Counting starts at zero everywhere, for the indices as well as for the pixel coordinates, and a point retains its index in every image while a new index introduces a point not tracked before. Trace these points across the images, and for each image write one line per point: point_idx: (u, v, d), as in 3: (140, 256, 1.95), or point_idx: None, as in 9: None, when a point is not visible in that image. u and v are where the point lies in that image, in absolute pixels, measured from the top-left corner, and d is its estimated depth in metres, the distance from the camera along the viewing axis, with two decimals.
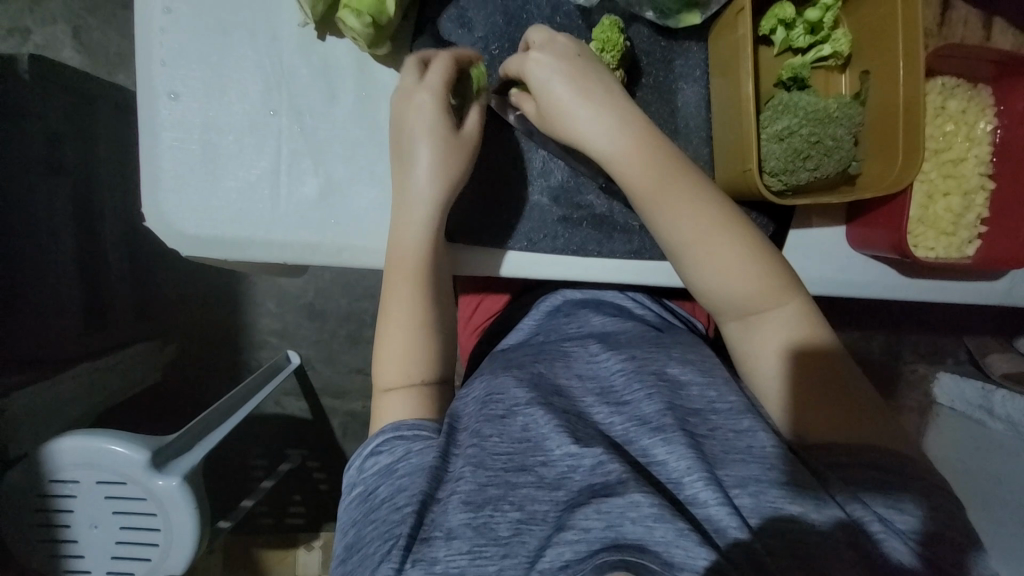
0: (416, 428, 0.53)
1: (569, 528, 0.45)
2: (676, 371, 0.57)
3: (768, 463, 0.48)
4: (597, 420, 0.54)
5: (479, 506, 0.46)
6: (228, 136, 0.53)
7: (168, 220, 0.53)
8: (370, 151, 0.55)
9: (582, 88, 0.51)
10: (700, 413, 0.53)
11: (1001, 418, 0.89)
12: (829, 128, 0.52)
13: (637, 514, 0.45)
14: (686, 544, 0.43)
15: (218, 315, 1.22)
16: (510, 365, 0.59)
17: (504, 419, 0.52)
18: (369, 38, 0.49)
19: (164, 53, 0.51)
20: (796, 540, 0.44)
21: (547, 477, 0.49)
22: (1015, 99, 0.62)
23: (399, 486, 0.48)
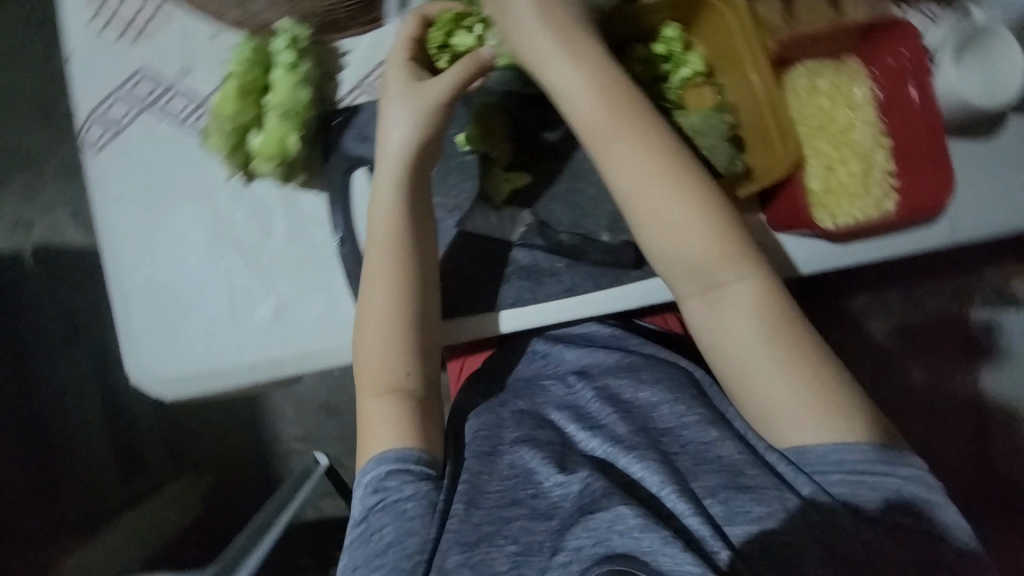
0: (423, 463, 0.53)
1: (563, 550, 0.46)
2: (644, 394, 0.58)
3: (736, 469, 0.49)
4: (579, 444, 0.55)
5: (473, 545, 0.48)
6: (187, 286, 0.60)
7: (150, 373, 0.60)
8: (310, 267, 0.61)
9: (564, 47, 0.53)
10: (671, 431, 0.54)
11: None
12: (700, 140, 0.59)
13: (623, 527, 0.45)
14: (671, 551, 0.43)
15: (243, 434, 1.27)
16: (494, 405, 0.60)
17: (495, 456, 0.54)
18: (283, 175, 0.57)
19: (122, 232, 0.60)
20: (770, 531, 0.45)
21: (540, 508, 0.50)
22: (884, 57, 0.65)
23: (409, 529, 0.50)
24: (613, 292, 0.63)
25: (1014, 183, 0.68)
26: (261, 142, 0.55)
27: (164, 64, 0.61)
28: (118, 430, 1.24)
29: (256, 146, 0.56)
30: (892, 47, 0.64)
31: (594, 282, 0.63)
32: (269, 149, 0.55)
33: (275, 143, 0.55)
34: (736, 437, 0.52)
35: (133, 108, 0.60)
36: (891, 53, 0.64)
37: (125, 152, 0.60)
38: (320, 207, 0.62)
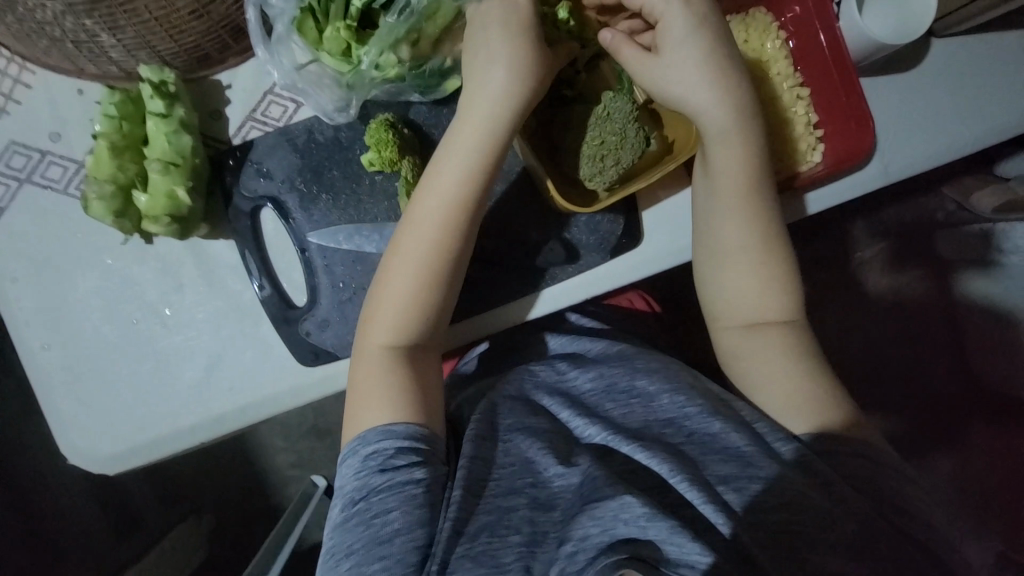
0: (430, 440, 0.51)
1: (569, 540, 0.47)
2: (643, 383, 0.59)
3: (745, 457, 0.50)
4: (578, 433, 0.56)
5: (473, 535, 0.48)
6: (106, 359, 0.58)
7: (89, 454, 0.58)
8: (233, 317, 0.59)
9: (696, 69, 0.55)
10: (675, 422, 0.55)
11: None
12: (609, 124, 0.54)
13: (629, 516, 0.46)
14: (679, 541, 0.45)
15: (236, 471, 1.26)
16: (490, 389, 0.60)
17: (502, 438, 0.54)
18: (178, 231, 0.54)
19: (25, 315, 0.57)
20: (762, 511, 0.47)
21: (540, 497, 0.51)
22: (789, 7, 0.65)
23: (418, 515, 0.48)
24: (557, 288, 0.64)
25: (945, 110, 0.67)
26: (147, 201, 0.53)
27: (34, 130, 0.57)
28: (108, 489, 1.23)
29: (143, 206, 0.53)
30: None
31: (529, 284, 0.63)
32: (156, 207, 0.53)
33: (163, 200, 0.53)
34: (732, 419, 0.53)
35: (11, 183, 0.57)
36: (796, 1, 0.64)
37: (12, 231, 0.57)
38: (230, 253, 0.59)
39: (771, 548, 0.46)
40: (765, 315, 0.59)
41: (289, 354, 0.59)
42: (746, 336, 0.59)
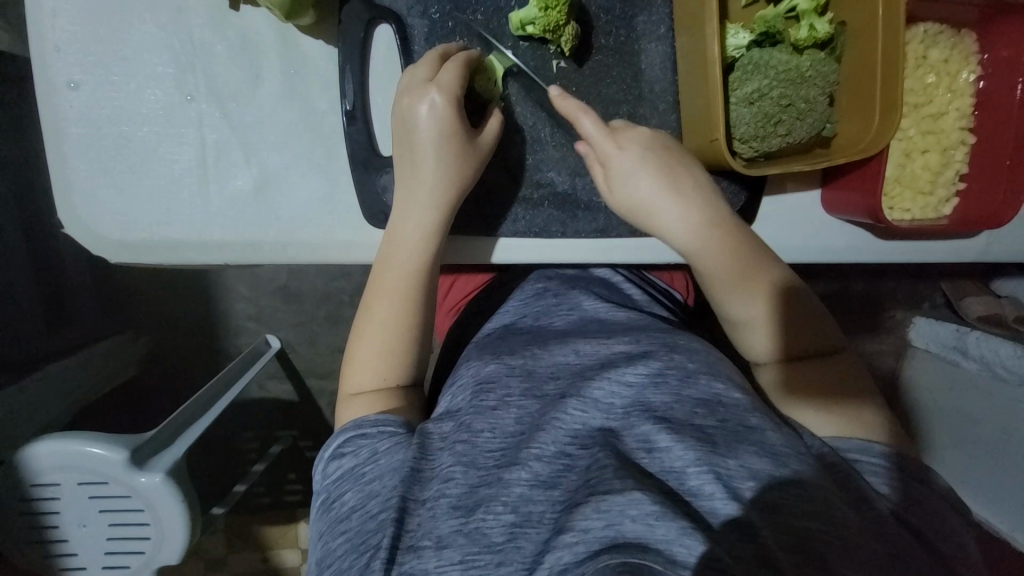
0: (381, 425, 0.52)
1: (568, 530, 0.43)
2: (682, 360, 0.55)
3: (779, 456, 0.47)
4: (598, 395, 0.52)
5: (469, 511, 0.46)
6: (145, 130, 0.48)
7: (90, 228, 0.49)
8: (306, 138, 0.50)
9: (658, 200, 0.52)
10: (711, 403, 0.51)
11: (974, 357, 0.91)
12: (801, 89, 0.49)
13: (637, 513, 0.42)
14: (688, 542, 0.41)
15: (191, 305, 1.17)
16: (501, 352, 0.59)
17: (496, 411, 0.52)
18: (286, 7, 0.44)
19: (57, 36, 0.46)
20: (796, 516, 0.43)
21: (542, 474, 0.48)
22: (1000, 45, 0.58)
23: (370, 493, 0.48)
24: (650, 245, 0.57)
25: None
26: None
27: None
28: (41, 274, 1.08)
29: None
30: (1014, 35, 0.57)
31: (629, 227, 0.56)
32: None
33: None
34: (777, 424, 0.51)
35: None
36: (1011, 41, 0.57)
37: None
38: (328, 62, 0.49)
39: (800, 555, 0.42)
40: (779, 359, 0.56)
41: (356, 202, 0.51)
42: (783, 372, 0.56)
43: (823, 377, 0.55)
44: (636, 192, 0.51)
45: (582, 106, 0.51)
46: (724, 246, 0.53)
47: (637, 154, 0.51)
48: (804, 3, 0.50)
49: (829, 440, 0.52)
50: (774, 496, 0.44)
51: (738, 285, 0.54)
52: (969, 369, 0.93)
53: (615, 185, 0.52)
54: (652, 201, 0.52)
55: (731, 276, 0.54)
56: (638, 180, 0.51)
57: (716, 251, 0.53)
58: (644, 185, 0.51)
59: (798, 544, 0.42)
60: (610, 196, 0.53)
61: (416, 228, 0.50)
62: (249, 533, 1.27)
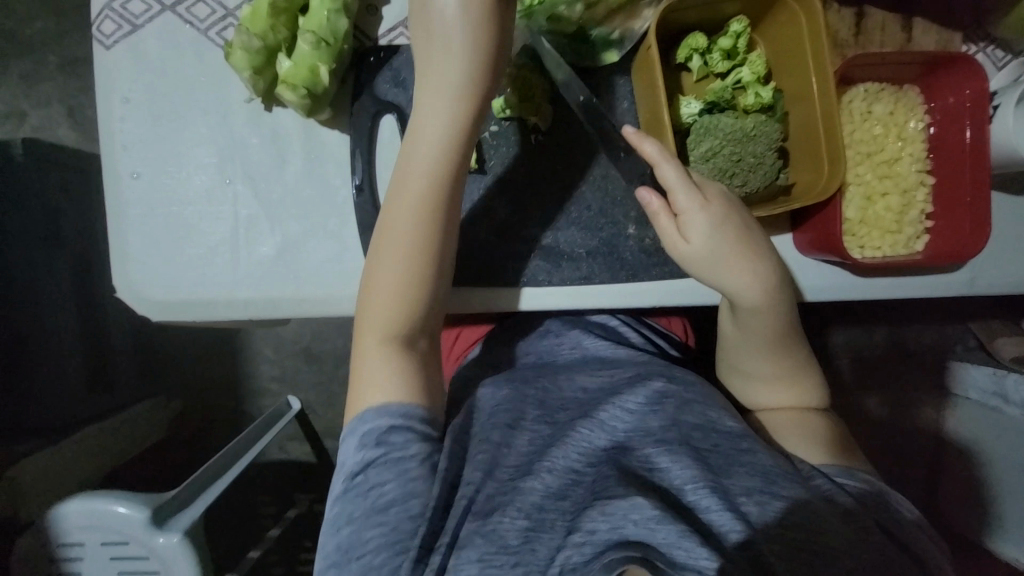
0: (425, 428, 0.51)
1: (578, 531, 0.46)
2: (679, 390, 0.55)
3: (771, 476, 0.48)
4: (602, 419, 0.53)
5: (487, 514, 0.47)
6: (189, 208, 0.58)
7: (137, 290, 0.57)
8: (322, 208, 0.58)
9: (733, 257, 0.54)
10: (705, 427, 0.51)
11: (1016, 402, 0.87)
12: (749, 146, 0.55)
13: (640, 516, 0.44)
14: (688, 545, 0.43)
15: (219, 367, 1.23)
16: (516, 377, 0.60)
17: (519, 428, 0.53)
18: (307, 107, 0.54)
19: (125, 139, 0.57)
20: (790, 530, 0.45)
21: (553, 485, 0.49)
22: (944, 95, 0.64)
23: (408, 491, 0.48)
24: (630, 289, 0.61)
25: None
26: (290, 67, 0.52)
27: None
28: (88, 341, 1.18)
29: (285, 70, 0.52)
30: (954, 86, 0.63)
31: (610, 274, 0.61)
32: (297, 76, 0.52)
33: (305, 71, 0.52)
34: (770, 450, 0.51)
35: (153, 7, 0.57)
36: (953, 91, 0.63)
37: (141, 54, 0.57)
38: (341, 146, 0.58)
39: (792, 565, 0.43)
40: (777, 402, 0.60)
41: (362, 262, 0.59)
42: (781, 413, 0.59)
43: (831, 426, 0.58)
44: (717, 244, 0.54)
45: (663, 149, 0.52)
46: (780, 305, 0.57)
47: (724, 211, 0.54)
48: (747, 76, 0.59)
49: (818, 464, 0.53)
50: (774, 517, 0.45)
51: (765, 346, 0.59)
52: (1014, 415, 0.87)
53: (693, 235, 0.54)
54: (728, 257, 0.54)
55: (759, 335, 0.58)
56: (722, 234, 0.54)
57: (757, 302, 0.56)
58: (723, 240, 0.54)
59: (790, 558, 0.43)
60: (686, 246, 0.54)
61: (412, 221, 0.52)
62: None
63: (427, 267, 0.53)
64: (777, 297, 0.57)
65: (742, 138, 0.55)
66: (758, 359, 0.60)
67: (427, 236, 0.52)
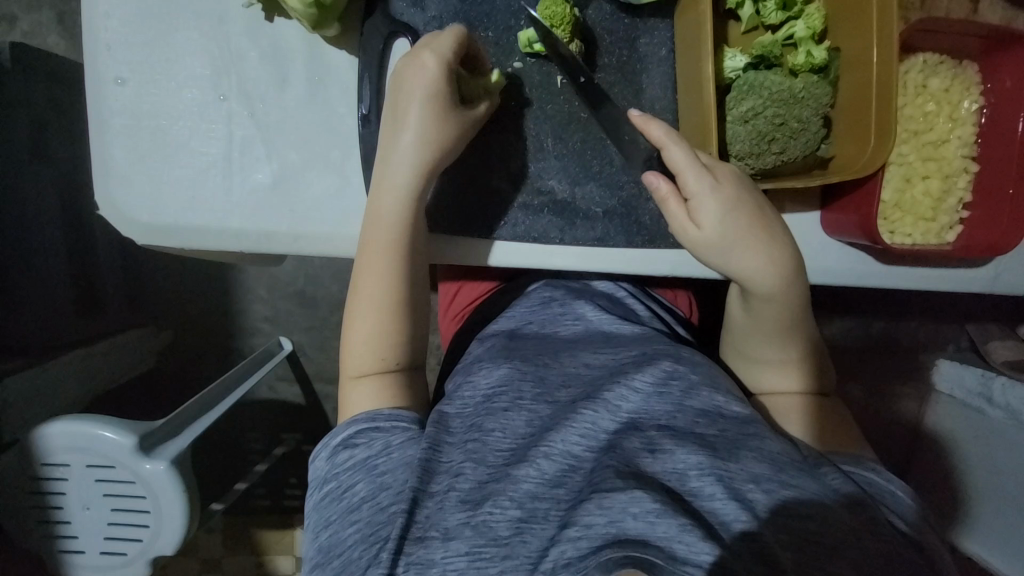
0: (394, 420, 0.53)
1: (573, 525, 0.44)
2: (686, 371, 0.55)
3: (780, 464, 0.47)
4: (608, 398, 0.53)
5: (475, 504, 0.47)
6: (179, 124, 0.53)
7: (121, 210, 0.53)
8: (324, 138, 0.54)
9: (744, 241, 0.52)
10: (711, 413, 0.51)
11: (1000, 406, 0.86)
12: (794, 109, 0.51)
13: (638, 509, 0.43)
14: (689, 540, 0.41)
15: (210, 302, 1.20)
16: (513, 355, 0.60)
17: (507, 413, 0.53)
18: (313, 18, 0.48)
19: (109, 38, 0.52)
20: (797, 524, 0.44)
21: (549, 472, 0.48)
22: (1004, 75, 0.59)
23: (381, 484, 0.49)
24: (647, 255, 0.58)
25: None
26: None
27: None
28: (74, 263, 1.14)
29: None
30: (1017, 65, 0.58)
31: (626, 237, 0.57)
32: None
33: None
34: (777, 435, 0.51)
35: None
36: (1014, 71, 0.58)
37: None
38: (348, 69, 0.53)
39: (799, 555, 0.42)
40: (781, 387, 0.59)
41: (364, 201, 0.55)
42: (782, 400, 0.59)
43: (828, 407, 0.58)
44: (728, 228, 0.51)
45: (671, 132, 0.51)
46: (790, 291, 0.54)
47: (737, 191, 0.51)
48: (802, 31, 0.53)
49: (828, 454, 0.53)
50: (780, 506, 0.45)
51: (776, 332, 0.57)
52: (993, 418, 0.87)
53: (704, 219, 0.51)
54: (740, 241, 0.52)
55: (771, 322, 0.56)
56: (734, 217, 0.51)
57: (769, 290, 0.54)
58: (734, 223, 0.51)
59: (796, 547, 0.43)
60: (696, 231, 0.52)
61: (394, 208, 0.52)
62: (244, 536, 1.26)
63: (405, 260, 0.54)
64: (789, 287, 0.54)
65: (786, 101, 0.51)
66: (766, 347, 0.58)
67: (400, 227, 0.53)
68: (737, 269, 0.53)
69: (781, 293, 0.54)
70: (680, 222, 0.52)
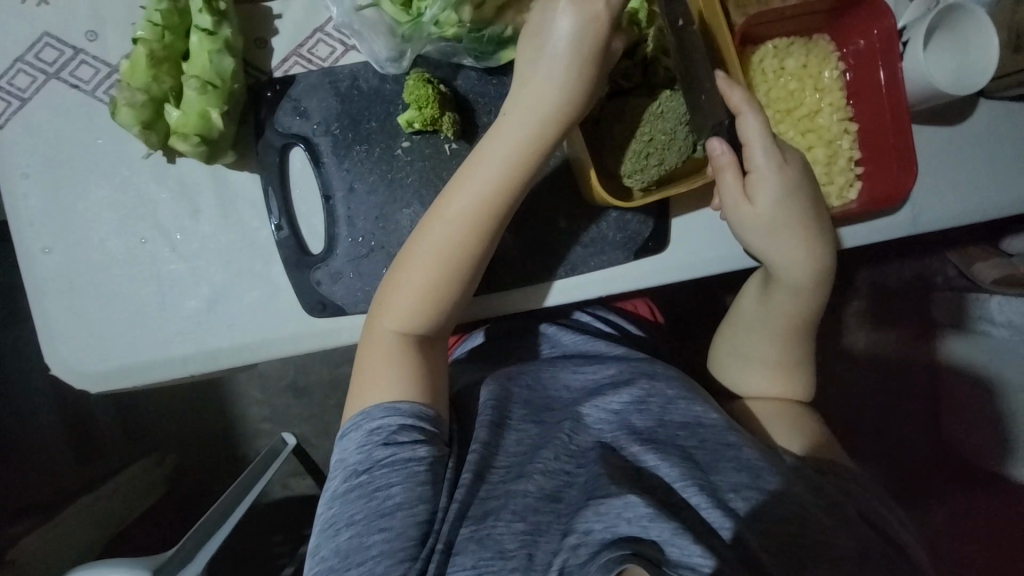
0: (434, 424, 0.50)
1: (574, 532, 0.47)
2: (662, 387, 0.56)
3: (756, 471, 0.50)
4: (589, 421, 0.54)
5: (480, 519, 0.48)
6: (108, 274, 0.56)
7: (72, 365, 0.56)
8: (243, 252, 0.57)
9: (794, 225, 0.55)
10: (691, 424, 0.53)
11: (1004, 323, 0.87)
12: (659, 123, 0.54)
13: (633, 514, 0.46)
14: (681, 543, 0.45)
15: (206, 416, 1.22)
16: (502, 373, 0.59)
17: (512, 427, 0.53)
18: (205, 154, 0.53)
19: (30, 214, 0.56)
20: (770, 518, 0.48)
21: (546, 487, 0.50)
22: (855, 39, 0.63)
23: (418, 495, 0.47)
24: (576, 284, 0.62)
25: (986, 166, 0.66)
26: (179, 116, 0.52)
27: (72, 27, 0.56)
28: (68, 411, 1.17)
29: (174, 120, 0.52)
30: (865, 28, 0.62)
31: (550, 273, 0.62)
32: (187, 124, 0.51)
33: (195, 118, 0.51)
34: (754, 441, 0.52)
35: (38, 77, 0.56)
36: (864, 33, 0.62)
37: (34, 125, 0.56)
38: (252, 187, 0.57)
39: (767, 539, 0.47)
40: (767, 391, 0.62)
41: (296, 302, 0.58)
42: (771, 404, 0.61)
43: (815, 420, 0.60)
44: (783, 209, 0.55)
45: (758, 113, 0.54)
46: (815, 295, 0.58)
47: (797, 180, 0.55)
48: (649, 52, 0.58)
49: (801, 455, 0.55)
50: (756, 504, 0.48)
51: (781, 332, 0.60)
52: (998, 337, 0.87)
53: (762, 196, 0.54)
54: (792, 224, 0.55)
55: (780, 322, 0.60)
56: (789, 203, 0.55)
57: (805, 277, 0.57)
58: (793, 211, 0.55)
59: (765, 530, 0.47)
60: (751, 207, 0.55)
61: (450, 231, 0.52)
62: None
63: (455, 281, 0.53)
64: (819, 282, 0.58)
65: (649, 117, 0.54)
66: (773, 343, 0.61)
67: (452, 246, 0.52)
68: (781, 250, 0.56)
69: (812, 285, 0.58)
70: (739, 196, 0.55)
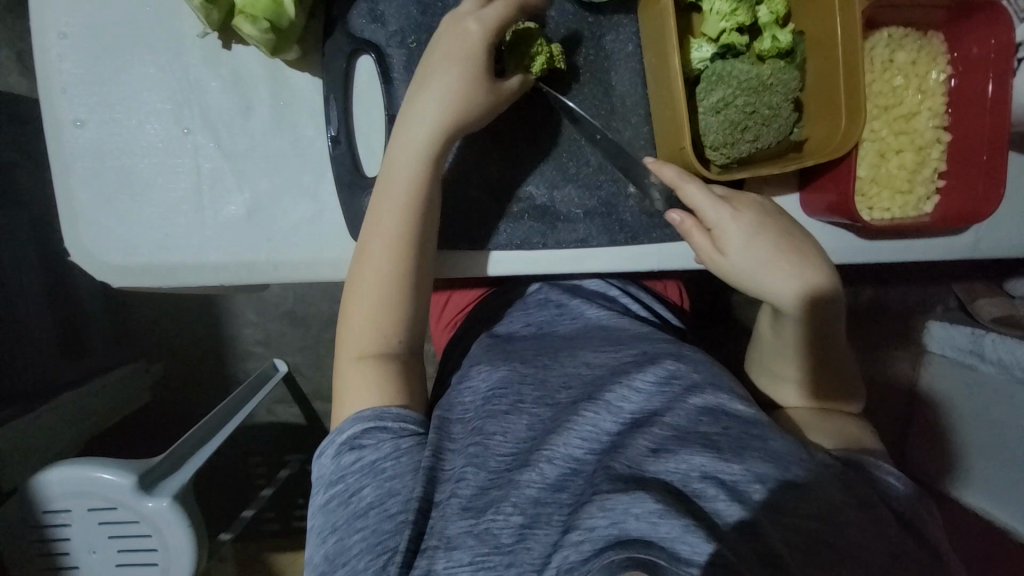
0: (403, 421, 0.50)
1: (575, 529, 0.41)
2: (688, 371, 0.51)
3: (785, 462, 0.43)
4: (609, 399, 0.49)
5: (480, 511, 0.44)
6: (146, 161, 0.52)
7: (95, 255, 0.52)
8: (295, 162, 0.53)
9: (775, 264, 0.53)
10: (715, 411, 0.47)
11: (992, 361, 0.82)
12: (764, 96, 0.51)
13: (640, 510, 0.39)
14: (692, 540, 0.38)
15: (200, 330, 1.18)
16: (512, 355, 0.56)
17: (508, 416, 0.50)
18: (271, 44, 0.48)
19: (63, 79, 0.51)
20: (801, 517, 0.40)
21: (551, 476, 0.45)
22: (969, 44, 0.58)
23: (389, 490, 0.46)
24: (634, 253, 0.58)
25: None
26: None
27: None
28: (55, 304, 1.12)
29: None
30: (982, 34, 0.57)
31: (609, 237, 0.57)
32: (257, 6, 0.46)
33: (266, 1, 0.46)
34: (782, 431, 0.46)
35: None
36: (980, 39, 0.57)
37: None
38: (313, 91, 0.52)
39: (803, 552, 0.39)
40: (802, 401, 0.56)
41: (342, 220, 0.54)
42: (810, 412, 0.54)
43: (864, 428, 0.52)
44: (754, 258, 0.53)
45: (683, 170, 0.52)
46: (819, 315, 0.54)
47: (756, 223, 0.53)
48: (765, 17, 0.54)
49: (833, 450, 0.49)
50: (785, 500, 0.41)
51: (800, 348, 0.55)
52: (987, 373, 0.84)
53: (730, 248, 0.53)
54: (772, 264, 0.53)
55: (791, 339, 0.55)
56: (759, 245, 0.53)
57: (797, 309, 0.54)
58: (763, 247, 0.53)
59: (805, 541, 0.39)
60: (723, 259, 0.53)
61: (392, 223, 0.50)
62: (258, 561, 1.24)
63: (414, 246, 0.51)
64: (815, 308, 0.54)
65: (757, 88, 0.51)
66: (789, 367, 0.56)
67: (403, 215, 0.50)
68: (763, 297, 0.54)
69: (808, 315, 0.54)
70: (715, 254, 0.53)
